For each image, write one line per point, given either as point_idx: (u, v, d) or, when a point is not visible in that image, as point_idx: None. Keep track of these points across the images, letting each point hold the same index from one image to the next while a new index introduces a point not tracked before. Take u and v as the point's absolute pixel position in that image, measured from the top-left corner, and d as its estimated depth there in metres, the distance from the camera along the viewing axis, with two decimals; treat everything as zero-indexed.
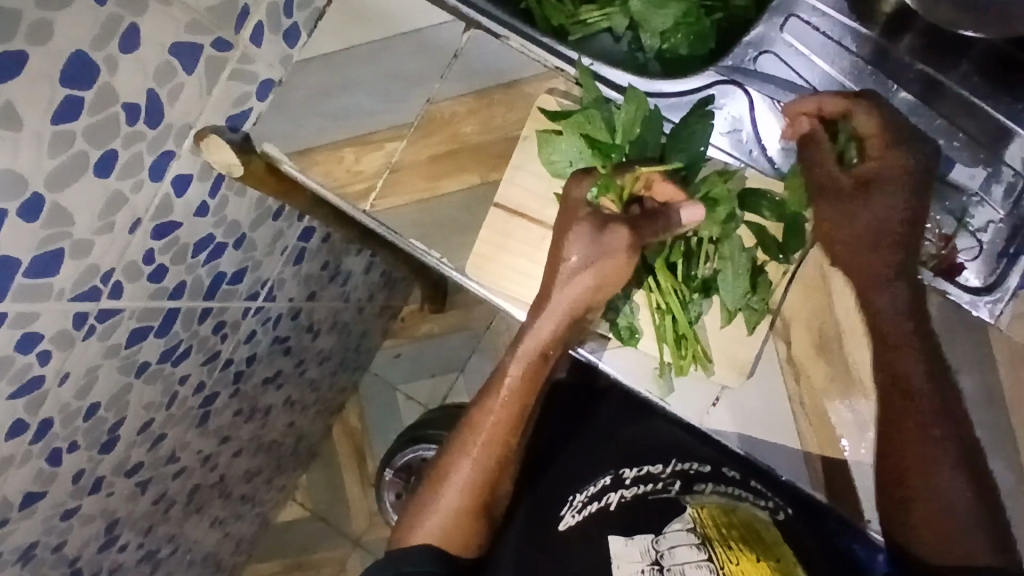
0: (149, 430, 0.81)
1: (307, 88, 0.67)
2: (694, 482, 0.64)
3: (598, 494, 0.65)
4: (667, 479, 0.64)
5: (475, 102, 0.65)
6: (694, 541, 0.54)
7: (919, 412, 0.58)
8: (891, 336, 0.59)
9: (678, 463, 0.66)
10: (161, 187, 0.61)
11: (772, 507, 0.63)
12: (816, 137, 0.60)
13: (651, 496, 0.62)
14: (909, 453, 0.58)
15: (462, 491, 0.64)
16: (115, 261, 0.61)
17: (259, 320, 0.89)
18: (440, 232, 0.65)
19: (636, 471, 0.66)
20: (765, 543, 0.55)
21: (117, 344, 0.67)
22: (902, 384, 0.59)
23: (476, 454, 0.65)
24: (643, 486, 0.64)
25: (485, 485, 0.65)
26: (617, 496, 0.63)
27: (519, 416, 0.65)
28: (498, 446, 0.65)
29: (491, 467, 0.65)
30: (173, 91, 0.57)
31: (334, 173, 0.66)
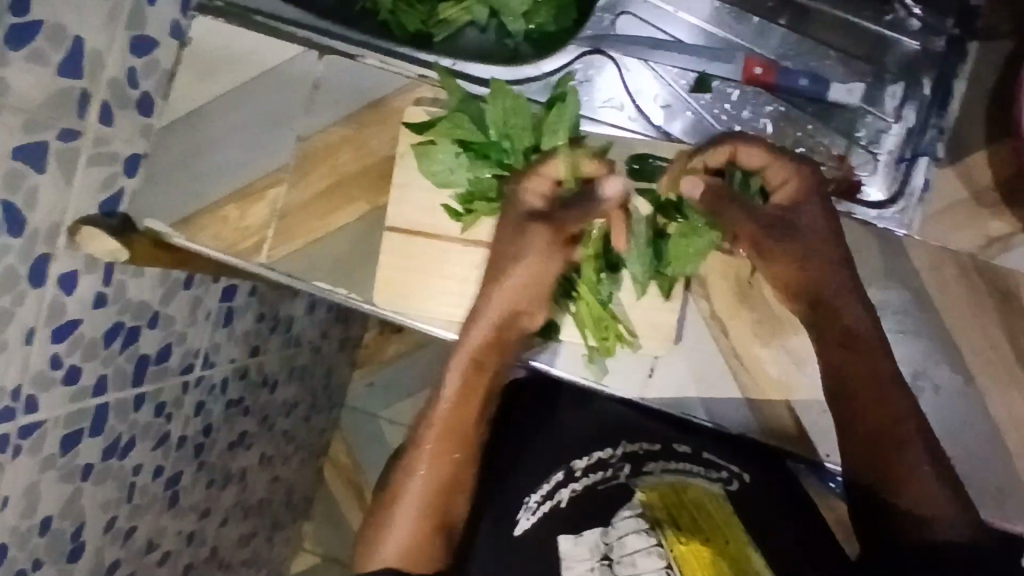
0: (116, 528, 0.80)
1: (176, 153, 0.65)
2: (644, 462, 0.63)
3: (551, 491, 0.64)
4: (617, 463, 0.64)
5: (346, 128, 0.64)
6: (643, 527, 0.57)
7: (874, 395, 0.55)
8: (853, 337, 0.56)
9: (628, 444, 0.65)
10: (47, 292, 0.59)
11: (726, 476, 0.62)
12: (747, 153, 0.56)
13: (601, 486, 0.62)
14: (868, 436, 0.55)
15: (415, 510, 0.60)
16: (19, 375, 0.60)
17: (204, 389, 0.87)
18: (340, 268, 0.63)
19: (587, 460, 0.65)
20: (711, 518, 0.58)
21: (49, 455, 0.66)
22: (859, 367, 0.56)
23: (425, 469, 0.61)
24: (594, 474, 0.63)
25: (441, 500, 0.61)
26: (569, 491, 0.63)
27: (466, 426, 0.61)
28: (448, 459, 0.61)
29: (445, 481, 0.61)
30: (29, 194, 0.55)
31: (223, 234, 0.65)
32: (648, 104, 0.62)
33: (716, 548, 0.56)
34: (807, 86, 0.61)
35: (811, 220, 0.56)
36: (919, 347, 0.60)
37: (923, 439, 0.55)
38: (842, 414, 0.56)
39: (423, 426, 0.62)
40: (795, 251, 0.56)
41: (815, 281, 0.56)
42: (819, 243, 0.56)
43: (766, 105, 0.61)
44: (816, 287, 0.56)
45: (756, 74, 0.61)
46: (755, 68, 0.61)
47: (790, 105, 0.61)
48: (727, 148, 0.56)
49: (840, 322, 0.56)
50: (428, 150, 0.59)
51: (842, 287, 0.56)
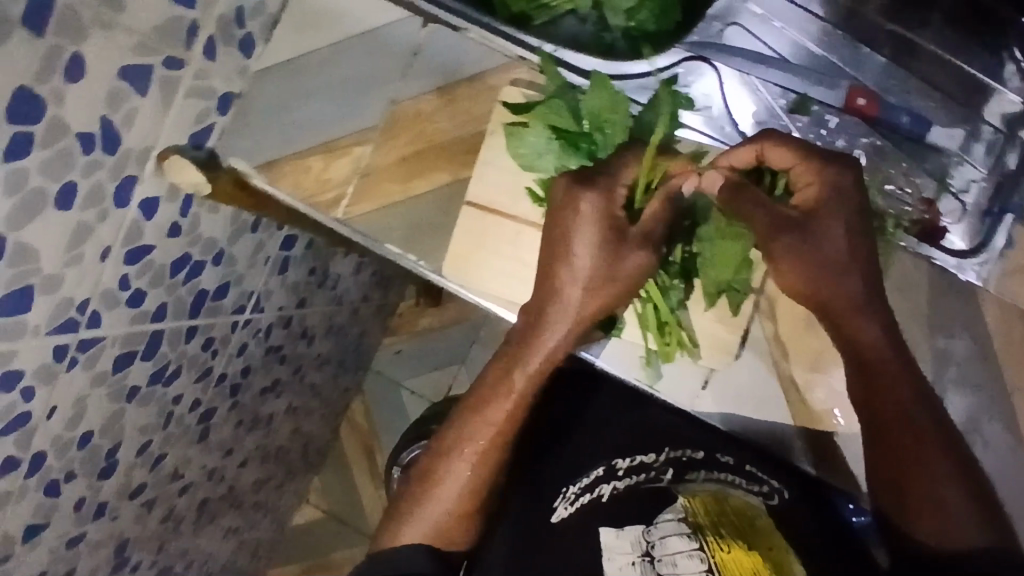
0: (148, 452, 0.82)
1: (267, 99, 0.66)
2: (687, 470, 0.65)
3: (591, 485, 0.65)
4: (660, 467, 0.66)
5: (439, 100, 0.64)
6: (685, 531, 0.56)
7: (899, 428, 0.56)
8: (871, 362, 0.56)
9: (671, 451, 0.68)
10: (129, 213, 0.61)
11: (768, 490, 0.64)
12: (773, 152, 0.56)
13: (644, 485, 0.64)
14: (898, 471, 0.56)
15: (460, 497, 0.62)
16: (90, 291, 0.61)
17: (249, 332, 0.89)
18: (413, 233, 0.64)
19: (630, 461, 0.67)
20: (757, 532, 0.56)
21: (102, 372, 0.67)
22: (881, 391, 0.56)
23: (478, 463, 0.62)
24: (637, 476, 0.65)
25: (484, 488, 0.62)
26: (610, 488, 0.64)
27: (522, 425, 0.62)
28: (500, 452, 0.62)
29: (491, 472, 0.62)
30: (128, 115, 0.56)
31: (303, 183, 0.65)
32: (744, 119, 0.61)
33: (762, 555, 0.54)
34: (907, 125, 0.60)
35: (827, 236, 0.56)
36: (974, 400, 0.60)
37: (948, 478, 0.55)
38: (875, 449, 0.57)
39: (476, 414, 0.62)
40: (813, 268, 0.57)
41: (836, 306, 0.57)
42: (831, 260, 0.57)
43: (861, 136, 0.60)
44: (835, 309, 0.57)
45: (859, 104, 0.60)
46: (859, 98, 0.60)
47: (887, 139, 0.60)
48: (753, 147, 0.56)
49: (854, 347, 0.57)
50: (518, 132, 0.57)
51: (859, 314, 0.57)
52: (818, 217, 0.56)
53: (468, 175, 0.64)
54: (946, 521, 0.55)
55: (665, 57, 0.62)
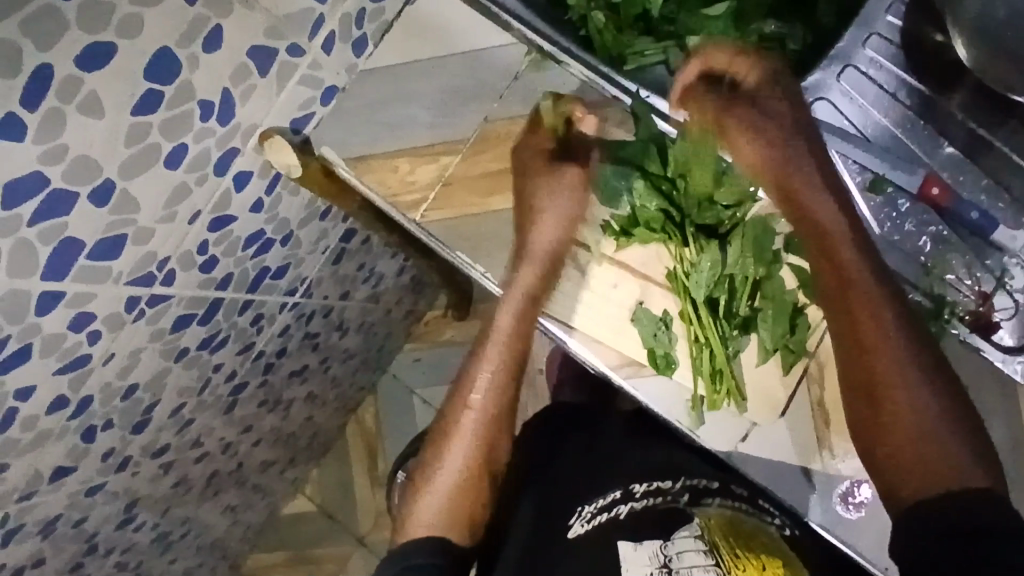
0: (179, 415, 0.83)
1: (368, 97, 0.69)
2: (702, 496, 0.65)
3: (608, 506, 0.65)
4: (677, 492, 0.65)
5: (530, 125, 0.67)
6: (702, 548, 0.57)
7: (878, 365, 0.56)
8: (841, 265, 0.57)
9: (687, 479, 0.67)
10: (223, 182, 0.63)
11: (780, 522, 0.62)
12: (713, 55, 0.61)
13: (661, 507, 0.63)
14: (880, 415, 0.56)
15: (453, 468, 0.67)
16: (172, 249, 0.63)
17: (294, 315, 0.91)
18: (486, 247, 0.67)
19: (647, 486, 0.66)
20: (772, 552, 0.57)
21: (162, 329, 0.69)
22: (847, 283, 0.57)
23: (460, 426, 0.68)
24: (653, 499, 0.64)
25: (478, 466, 0.67)
26: (627, 508, 0.64)
27: (497, 398, 0.68)
28: (483, 424, 0.68)
29: (482, 447, 0.68)
30: (245, 92, 0.59)
31: (387, 181, 0.68)
32: None
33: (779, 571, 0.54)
34: (976, 220, 0.62)
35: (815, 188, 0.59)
36: None
37: (937, 415, 0.56)
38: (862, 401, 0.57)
39: (459, 402, 0.69)
40: (767, 132, 0.59)
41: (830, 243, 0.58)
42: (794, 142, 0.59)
43: (929, 224, 0.63)
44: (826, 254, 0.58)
45: (932, 193, 0.63)
46: (933, 187, 0.63)
47: (951, 230, 0.63)
48: (697, 58, 0.61)
49: (818, 221, 0.58)
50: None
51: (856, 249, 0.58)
52: (760, 103, 0.60)
53: None
54: (941, 462, 0.54)
55: None
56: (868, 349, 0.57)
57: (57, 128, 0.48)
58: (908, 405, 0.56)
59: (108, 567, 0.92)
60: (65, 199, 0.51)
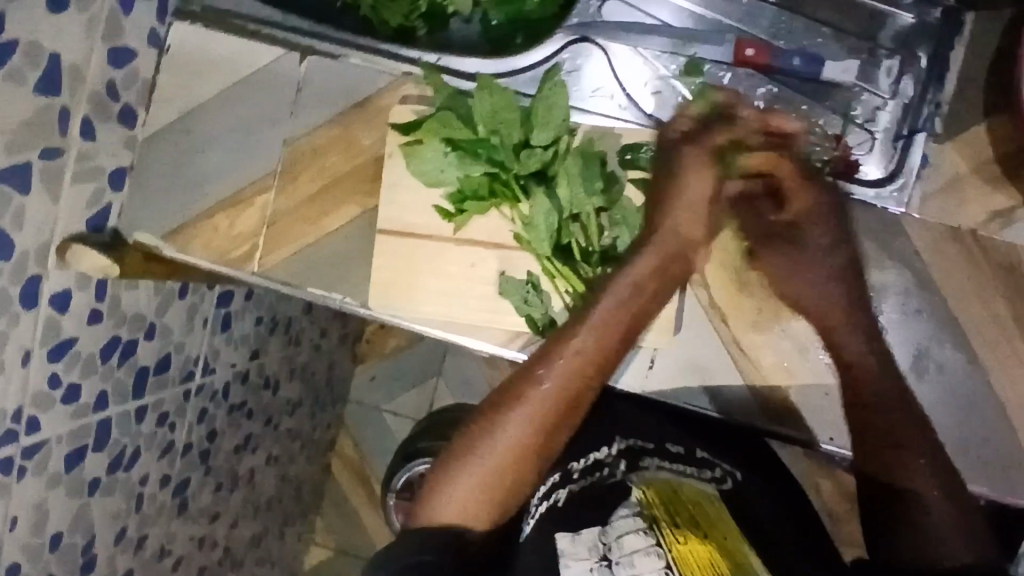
0: (127, 538, 0.80)
1: (161, 164, 0.65)
2: (640, 458, 0.61)
3: (545, 492, 0.57)
4: (613, 461, 0.60)
5: (333, 131, 0.63)
6: (641, 526, 0.51)
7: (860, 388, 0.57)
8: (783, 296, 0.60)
9: (622, 441, 0.62)
10: (41, 312, 0.59)
11: (718, 475, 0.61)
12: None
13: (599, 483, 0.58)
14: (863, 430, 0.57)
15: (500, 457, 0.53)
16: (18, 398, 0.59)
17: (206, 396, 0.88)
18: (335, 273, 0.63)
19: (584, 462, 0.60)
20: (715, 516, 0.54)
21: (55, 473, 0.66)
22: (808, 313, 0.59)
23: (515, 417, 0.53)
24: (592, 475, 0.59)
25: (507, 480, 0.53)
26: (567, 491, 0.57)
27: (572, 395, 0.53)
28: (530, 434, 0.53)
29: (519, 461, 0.53)
30: (17, 216, 0.54)
31: (215, 243, 0.64)
32: (640, 93, 0.61)
33: (722, 543, 0.51)
34: (799, 66, 0.61)
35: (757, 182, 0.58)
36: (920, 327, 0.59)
37: (881, 351, 0.58)
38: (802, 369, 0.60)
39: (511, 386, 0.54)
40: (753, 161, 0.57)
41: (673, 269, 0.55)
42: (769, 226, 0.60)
43: (758, 86, 0.61)
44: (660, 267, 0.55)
45: (749, 55, 0.60)
46: (747, 49, 0.60)
47: (783, 85, 0.61)
48: None
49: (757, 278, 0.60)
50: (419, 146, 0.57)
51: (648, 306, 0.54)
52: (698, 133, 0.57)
53: (376, 202, 0.62)
54: (916, 440, 0.56)
55: (552, 43, 0.62)
56: (833, 344, 0.58)
57: None
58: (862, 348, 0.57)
59: None
60: None
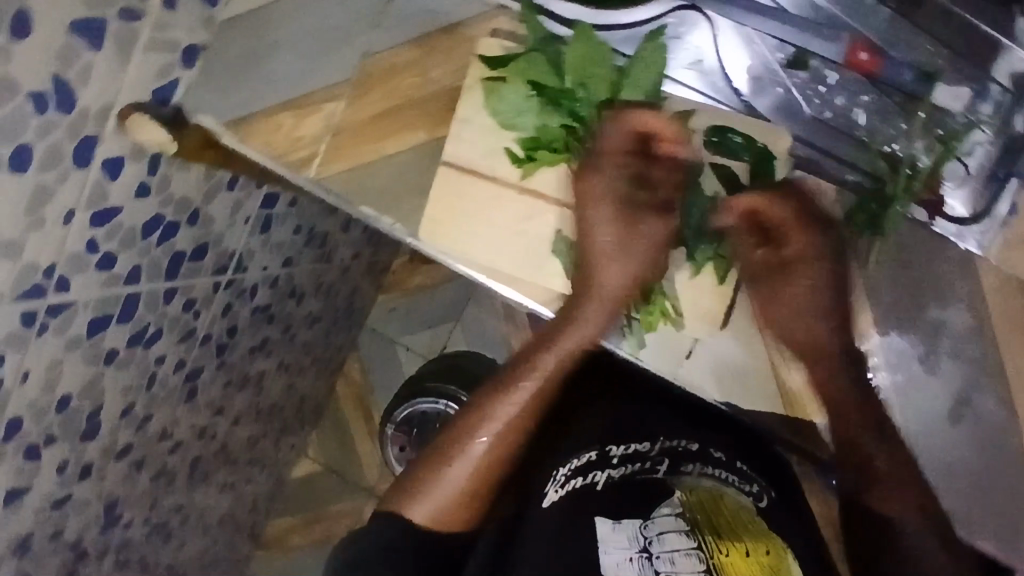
0: (133, 413, 0.81)
1: (238, 52, 0.62)
2: (682, 461, 0.64)
3: (583, 469, 0.62)
4: (656, 458, 0.64)
5: (414, 52, 0.60)
6: (684, 529, 0.58)
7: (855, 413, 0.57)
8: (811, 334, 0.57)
9: (666, 441, 0.65)
10: (90, 175, 0.58)
11: (757, 492, 0.62)
12: None
13: (638, 476, 0.62)
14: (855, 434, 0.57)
15: (475, 467, 0.59)
16: (55, 255, 0.59)
17: (233, 292, 0.88)
18: (390, 196, 0.61)
19: (625, 449, 0.64)
20: (756, 535, 0.58)
21: (77, 335, 0.66)
22: (809, 353, 0.57)
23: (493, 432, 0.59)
24: (632, 466, 0.63)
25: (492, 470, 0.60)
26: (605, 475, 0.61)
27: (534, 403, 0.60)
28: (510, 436, 0.60)
29: (498, 456, 0.60)
30: (83, 71, 0.53)
31: (273, 141, 0.62)
32: (737, 75, 0.58)
33: (762, 560, 0.56)
34: (909, 81, 0.56)
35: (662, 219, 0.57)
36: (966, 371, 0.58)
37: (869, 407, 0.57)
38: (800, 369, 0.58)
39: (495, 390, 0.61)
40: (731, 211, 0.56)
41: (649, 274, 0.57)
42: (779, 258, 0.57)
43: (859, 94, 0.57)
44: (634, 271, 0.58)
45: (860, 59, 0.56)
46: (861, 53, 0.56)
47: (884, 97, 0.57)
48: None
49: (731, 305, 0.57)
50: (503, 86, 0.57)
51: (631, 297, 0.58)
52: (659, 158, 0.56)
53: (445, 133, 0.60)
54: (892, 458, 0.57)
55: (658, 6, 0.57)
56: (816, 365, 0.57)
57: None
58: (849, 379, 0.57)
59: (108, 568, 0.93)
60: None
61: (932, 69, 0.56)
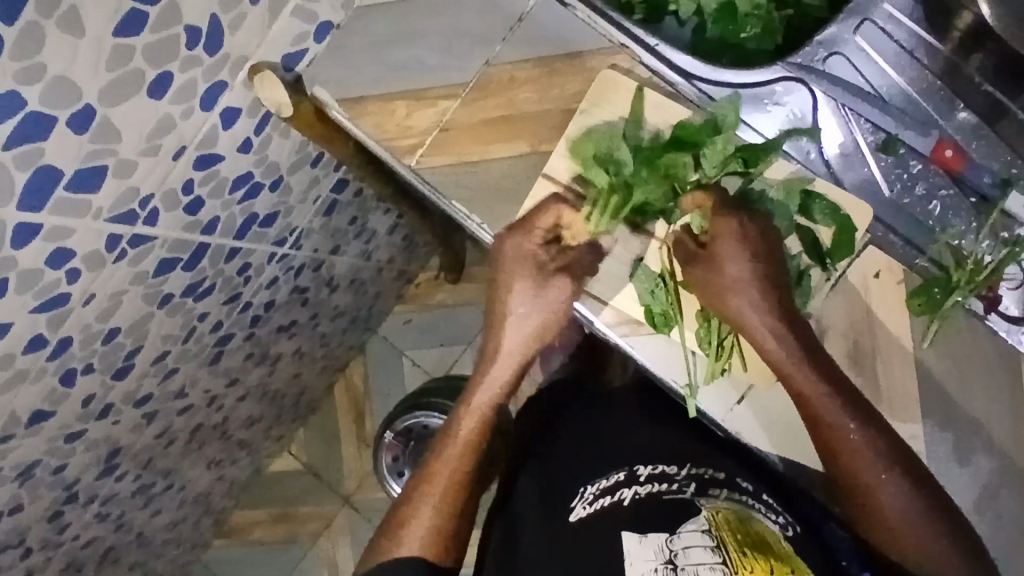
0: (163, 363, 0.80)
1: (367, 35, 0.66)
2: (708, 486, 0.64)
3: (611, 489, 0.66)
4: (682, 480, 0.65)
5: (534, 70, 0.64)
6: (709, 544, 0.55)
7: (834, 451, 0.58)
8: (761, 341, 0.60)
9: (693, 467, 0.67)
10: (210, 117, 0.61)
11: (785, 520, 0.62)
12: None
13: (665, 495, 0.63)
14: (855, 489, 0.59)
15: (426, 532, 0.62)
16: (155, 186, 0.60)
17: (283, 266, 0.89)
18: (484, 198, 0.64)
19: (651, 470, 0.67)
20: (779, 556, 0.56)
21: (144, 271, 0.66)
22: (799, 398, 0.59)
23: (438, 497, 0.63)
24: (657, 485, 0.65)
25: (442, 536, 0.62)
26: (631, 492, 0.64)
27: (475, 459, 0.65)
28: (458, 491, 0.63)
29: (445, 520, 0.62)
30: (236, 19, 0.56)
31: (384, 125, 0.65)
32: (830, 150, 0.63)
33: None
34: (986, 185, 0.63)
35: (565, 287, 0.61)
36: (997, 464, 0.61)
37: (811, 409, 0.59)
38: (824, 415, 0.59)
39: (447, 432, 0.66)
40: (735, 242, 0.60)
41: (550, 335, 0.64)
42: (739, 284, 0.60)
43: (940, 188, 0.63)
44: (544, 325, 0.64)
45: (946, 156, 0.63)
46: (946, 150, 0.63)
47: (957, 192, 0.63)
48: None
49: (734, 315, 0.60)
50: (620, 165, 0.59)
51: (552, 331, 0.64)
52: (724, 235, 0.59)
53: (549, 149, 0.64)
54: (882, 481, 0.58)
55: (768, 72, 0.64)
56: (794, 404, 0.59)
57: (33, 43, 0.45)
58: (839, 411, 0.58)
59: (89, 517, 0.91)
60: (40, 122, 0.48)
61: (1012, 178, 0.63)
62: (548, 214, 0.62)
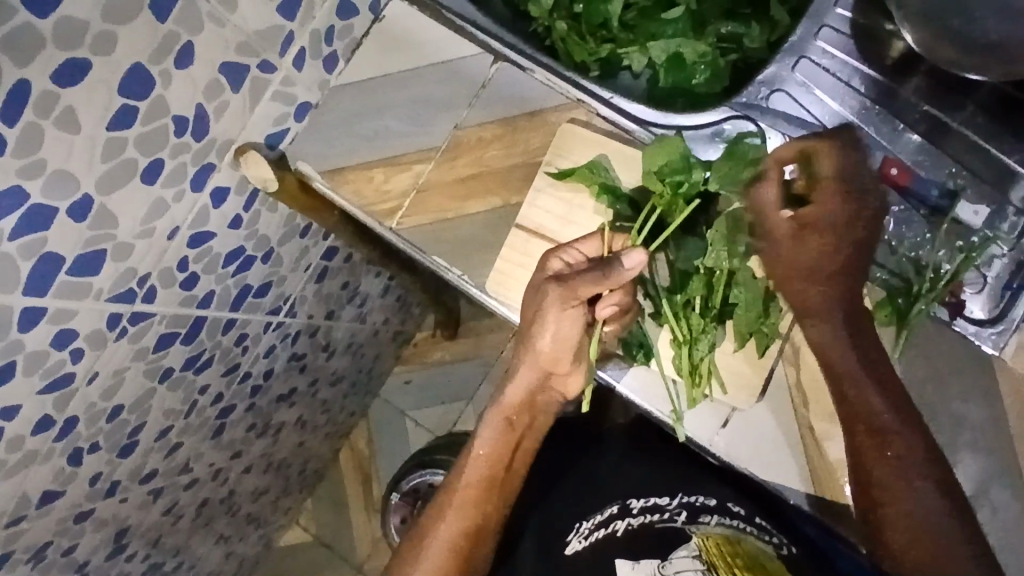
0: (167, 438, 0.82)
1: (341, 111, 0.71)
2: (699, 513, 0.69)
3: (605, 522, 0.72)
4: (674, 509, 0.70)
5: (499, 129, 0.68)
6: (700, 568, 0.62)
7: (873, 446, 0.60)
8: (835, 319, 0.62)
9: (685, 496, 0.72)
10: (201, 197, 0.65)
11: (778, 540, 0.66)
12: None
13: (657, 525, 0.69)
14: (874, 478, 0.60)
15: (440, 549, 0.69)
16: (152, 266, 0.64)
17: (279, 335, 0.92)
18: (463, 252, 0.68)
19: (644, 502, 0.72)
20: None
21: (145, 348, 0.69)
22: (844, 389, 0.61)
23: (451, 515, 0.70)
24: (650, 515, 0.70)
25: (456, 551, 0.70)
26: (624, 523, 0.71)
27: (489, 471, 0.71)
28: (467, 510, 0.70)
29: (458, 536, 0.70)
30: (220, 106, 0.61)
31: (364, 192, 0.69)
32: None
33: None
34: (935, 196, 0.66)
35: (558, 296, 0.62)
36: (980, 463, 0.63)
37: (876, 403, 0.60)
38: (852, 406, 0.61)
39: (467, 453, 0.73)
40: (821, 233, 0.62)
41: (551, 364, 0.68)
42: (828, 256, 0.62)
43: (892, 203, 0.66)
44: (548, 353, 0.68)
45: (892, 173, 0.66)
46: (891, 168, 0.66)
47: (911, 207, 0.65)
48: None
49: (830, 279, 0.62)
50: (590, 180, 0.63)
51: (564, 348, 0.67)
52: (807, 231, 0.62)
53: (519, 201, 0.68)
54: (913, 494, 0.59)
55: (715, 112, 0.69)
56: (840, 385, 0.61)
57: (34, 141, 0.49)
58: (887, 408, 0.60)
59: None
60: (43, 214, 0.52)
61: (957, 189, 0.66)
62: (592, 240, 0.64)
